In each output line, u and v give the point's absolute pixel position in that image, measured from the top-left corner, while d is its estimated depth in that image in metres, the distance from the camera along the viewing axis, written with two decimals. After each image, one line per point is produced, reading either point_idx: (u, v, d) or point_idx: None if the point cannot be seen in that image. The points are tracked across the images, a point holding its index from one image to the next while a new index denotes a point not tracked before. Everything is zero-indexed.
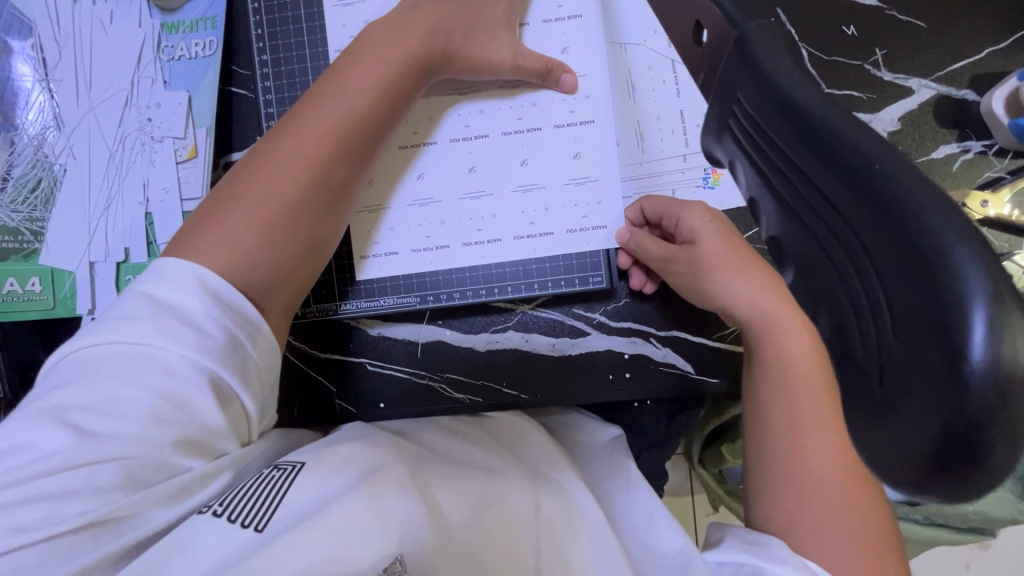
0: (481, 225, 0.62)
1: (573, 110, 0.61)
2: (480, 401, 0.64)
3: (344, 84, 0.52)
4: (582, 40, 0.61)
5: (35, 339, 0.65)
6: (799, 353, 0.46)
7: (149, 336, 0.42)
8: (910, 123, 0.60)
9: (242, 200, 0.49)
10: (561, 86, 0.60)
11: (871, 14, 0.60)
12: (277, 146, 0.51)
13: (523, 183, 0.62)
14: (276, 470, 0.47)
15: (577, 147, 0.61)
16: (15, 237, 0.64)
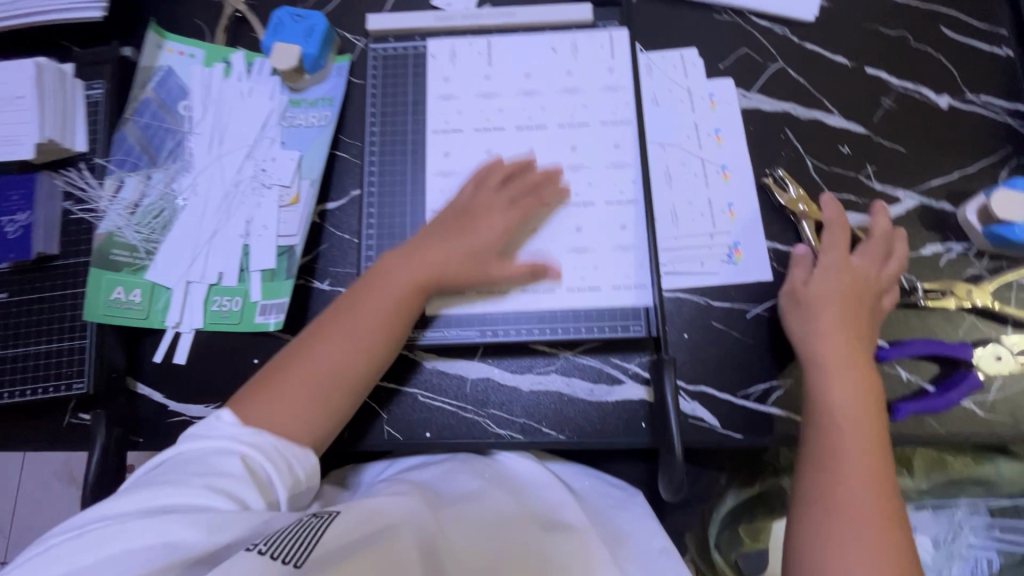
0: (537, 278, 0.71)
1: (624, 189, 0.73)
2: (519, 438, 0.69)
3: (380, 295, 0.64)
4: (629, 140, 0.74)
5: (119, 345, 0.71)
6: (853, 404, 0.59)
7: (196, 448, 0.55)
8: (900, 224, 0.72)
9: (288, 378, 0.60)
10: (613, 171, 0.74)
11: (861, 138, 0.75)
12: (319, 342, 0.62)
13: (578, 245, 0.72)
14: (313, 517, 0.52)
15: (623, 221, 0.72)
16: (131, 254, 0.72)
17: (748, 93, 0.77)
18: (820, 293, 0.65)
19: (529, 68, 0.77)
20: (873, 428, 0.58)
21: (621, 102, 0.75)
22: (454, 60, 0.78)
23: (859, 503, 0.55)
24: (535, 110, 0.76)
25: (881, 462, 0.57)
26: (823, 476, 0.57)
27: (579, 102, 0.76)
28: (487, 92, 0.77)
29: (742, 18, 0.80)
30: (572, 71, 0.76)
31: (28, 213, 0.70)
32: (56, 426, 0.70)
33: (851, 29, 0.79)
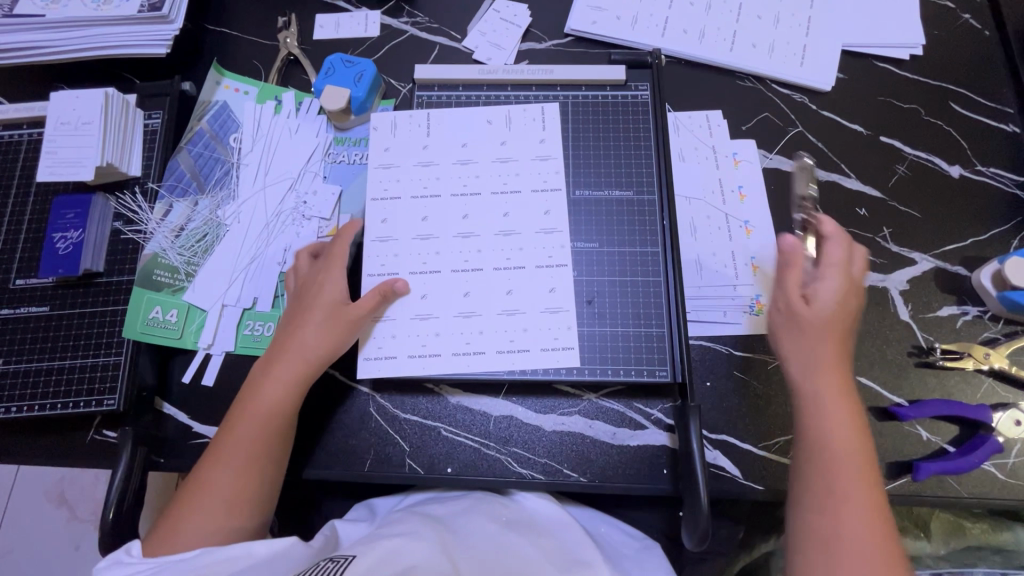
0: (469, 341, 0.70)
1: (550, 254, 0.72)
2: (540, 478, 0.69)
3: (261, 411, 0.63)
4: (560, 209, 0.74)
5: (150, 363, 0.72)
6: (834, 422, 0.56)
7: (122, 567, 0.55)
8: (917, 286, 0.75)
9: (191, 509, 0.59)
10: (544, 239, 0.73)
11: (877, 202, 0.79)
12: (213, 468, 0.61)
13: (509, 309, 0.71)
14: (330, 562, 0.55)
15: (551, 288, 0.71)
16: (172, 274, 0.74)
17: (769, 154, 0.81)
18: (810, 322, 0.59)
19: (503, 139, 0.78)
20: (867, 467, 0.54)
21: (548, 173, 0.76)
22: (442, 126, 0.79)
23: (863, 551, 0.50)
24: (494, 179, 0.76)
25: (879, 500, 0.53)
26: (823, 520, 0.52)
27: (520, 172, 0.76)
28: (463, 158, 0.77)
29: (764, 84, 0.85)
30: (529, 142, 0.77)
31: (80, 230, 0.72)
32: (79, 442, 0.70)
33: (867, 100, 0.84)
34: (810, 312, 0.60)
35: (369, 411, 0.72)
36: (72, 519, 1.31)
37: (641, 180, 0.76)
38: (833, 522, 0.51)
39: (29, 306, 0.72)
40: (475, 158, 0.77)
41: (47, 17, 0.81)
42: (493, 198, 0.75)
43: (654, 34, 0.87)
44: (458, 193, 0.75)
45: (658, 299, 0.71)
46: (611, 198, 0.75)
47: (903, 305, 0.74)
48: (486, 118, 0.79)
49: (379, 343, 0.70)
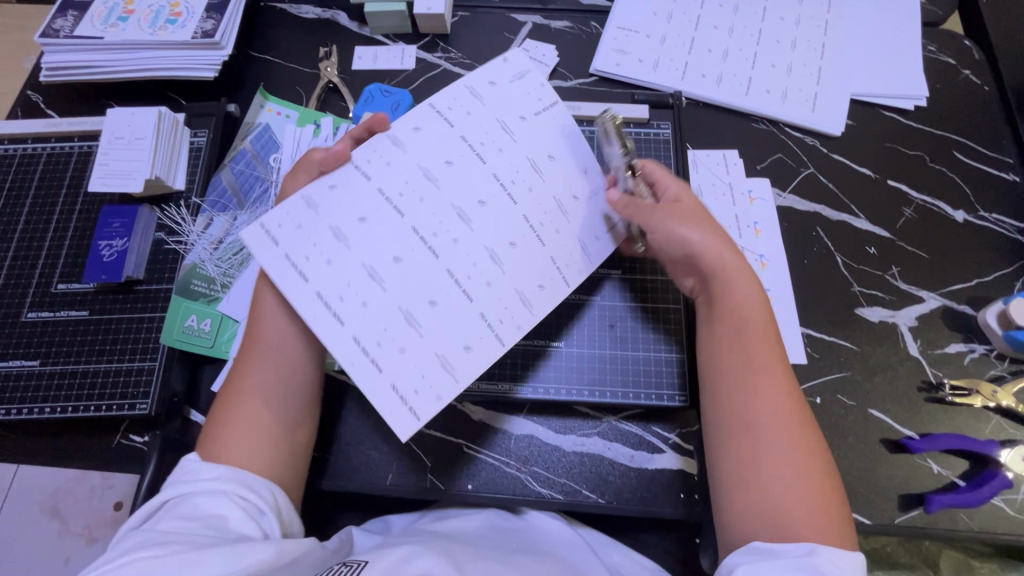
0: (343, 311, 0.56)
1: (495, 321, 0.58)
2: (559, 498, 0.70)
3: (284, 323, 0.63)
4: (553, 290, 0.61)
5: (182, 371, 0.74)
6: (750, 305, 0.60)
7: (177, 489, 0.52)
8: (925, 323, 0.78)
9: (230, 418, 0.58)
10: (509, 296, 0.59)
11: (886, 241, 0.82)
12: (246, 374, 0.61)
13: (400, 324, 0.56)
14: (343, 566, 0.54)
15: (472, 336, 0.57)
16: (209, 285, 0.77)
17: (783, 193, 0.86)
18: (689, 214, 0.65)
19: (575, 190, 0.64)
20: (768, 332, 0.59)
21: (574, 255, 0.63)
22: (558, 134, 0.65)
23: (772, 411, 0.55)
24: (530, 198, 0.62)
25: (779, 356, 0.58)
26: (740, 401, 0.56)
27: (553, 219, 0.63)
28: (530, 164, 0.63)
29: (778, 127, 0.90)
30: (597, 218, 0.65)
31: (125, 239, 0.75)
32: (107, 446, 0.72)
33: (875, 146, 0.89)
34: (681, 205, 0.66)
35: (393, 425, 0.73)
36: None
37: None
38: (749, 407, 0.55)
39: (69, 310, 0.75)
40: (532, 175, 0.63)
41: (105, 40, 0.86)
42: (514, 217, 0.61)
43: (675, 77, 0.92)
44: (491, 180, 0.62)
45: (677, 325, 0.74)
46: None
47: (913, 340, 0.77)
48: (582, 166, 0.65)
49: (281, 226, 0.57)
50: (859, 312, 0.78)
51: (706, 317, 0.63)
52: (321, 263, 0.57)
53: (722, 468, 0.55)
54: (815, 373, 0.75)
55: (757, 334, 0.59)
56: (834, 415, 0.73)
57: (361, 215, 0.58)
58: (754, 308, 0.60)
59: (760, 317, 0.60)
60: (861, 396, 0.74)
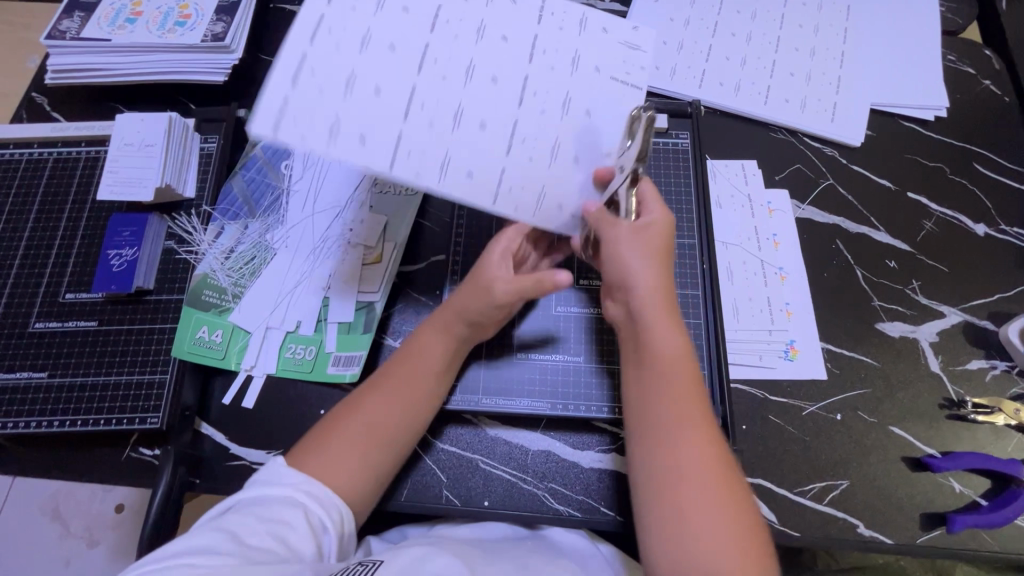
0: (317, 36, 0.49)
1: (410, 154, 0.53)
2: (578, 515, 0.69)
3: (423, 366, 0.64)
4: (478, 190, 0.56)
5: (191, 382, 0.72)
6: (667, 344, 0.58)
7: (256, 489, 0.54)
8: (947, 338, 0.77)
9: (342, 439, 0.59)
10: (438, 153, 0.54)
11: (906, 255, 0.81)
12: (370, 400, 0.61)
13: (342, 84, 0.50)
14: (358, 565, 0.51)
15: (372, 135, 0.52)
16: (220, 295, 0.75)
17: (801, 205, 0.85)
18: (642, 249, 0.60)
19: (579, 154, 0.60)
20: (692, 380, 0.58)
21: (523, 190, 0.59)
22: (613, 112, 0.61)
23: (696, 463, 0.53)
24: (535, 130, 0.58)
25: (700, 401, 0.57)
26: (659, 447, 0.55)
27: (541, 156, 0.59)
28: (561, 103, 0.59)
29: (796, 137, 0.89)
30: (583, 191, 0.62)
31: (135, 248, 0.74)
32: (116, 459, 0.71)
33: (894, 157, 0.88)
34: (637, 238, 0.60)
35: None
36: (65, 534, 1.22)
37: (683, 224, 0.78)
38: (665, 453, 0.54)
39: (77, 320, 0.73)
40: (549, 114, 0.59)
41: (113, 42, 0.84)
42: (505, 121, 0.57)
43: (692, 85, 0.91)
44: (526, 96, 0.58)
45: (698, 340, 0.72)
46: None
47: (934, 355, 0.76)
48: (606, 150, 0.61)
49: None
50: (880, 327, 0.77)
51: (629, 365, 0.61)
52: (396, 9, 0.53)
53: (648, 525, 0.53)
54: (835, 389, 0.74)
55: (671, 376, 0.57)
56: (855, 432, 0.72)
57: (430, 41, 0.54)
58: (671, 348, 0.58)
59: (678, 360, 0.58)
60: (882, 412, 0.73)
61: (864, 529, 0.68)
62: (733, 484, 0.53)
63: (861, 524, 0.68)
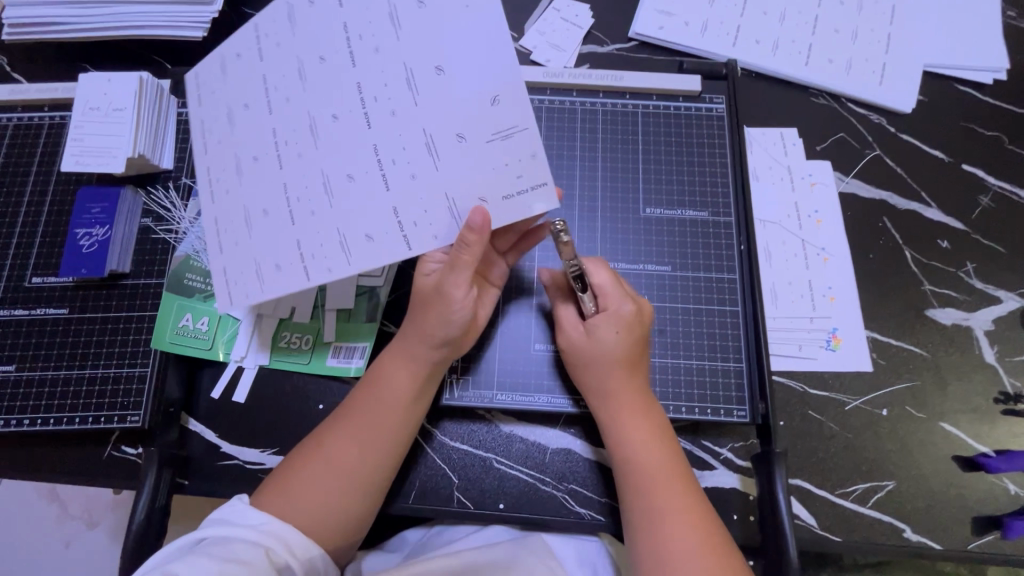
0: (213, 194, 0.54)
1: (319, 253, 0.53)
2: (602, 520, 0.63)
3: (387, 398, 0.58)
4: (387, 245, 0.53)
5: (175, 374, 0.66)
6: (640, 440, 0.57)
7: (217, 528, 0.51)
8: (1003, 326, 0.70)
9: (306, 480, 0.55)
10: (329, 233, 0.53)
11: (960, 234, 0.74)
12: (335, 437, 0.57)
13: (237, 221, 0.53)
14: None
15: (275, 254, 0.53)
16: (205, 279, 0.67)
17: (845, 178, 0.77)
18: (587, 356, 0.60)
19: (462, 129, 0.53)
20: (674, 468, 0.56)
21: (411, 197, 0.53)
22: (472, 60, 0.52)
23: (691, 555, 0.51)
24: (398, 132, 0.53)
25: (688, 490, 0.55)
26: (651, 543, 0.53)
27: (414, 153, 0.53)
28: (410, 84, 0.53)
29: (840, 103, 0.80)
30: (481, 158, 0.53)
31: (107, 227, 0.66)
32: (96, 457, 0.65)
33: (948, 126, 0.79)
34: (592, 347, 0.60)
35: (416, 439, 0.66)
36: (61, 516, 1.09)
37: (718, 201, 0.71)
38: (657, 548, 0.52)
39: (47, 307, 0.67)
40: (410, 108, 0.53)
41: None
42: (367, 152, 0.53)
43: (725, 43, 0.81)
44: (379, 101, 0.53)
45: (735, 331, 0.66)
46: (685, 219, 0.70)
47: (989, 345, 0.69)
48: (490, 95, 0.52)
49: (210, 74, 0.55)
50: (930, 314, 0.70)
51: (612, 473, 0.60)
52: (232, 59, 0.55)
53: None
54: (881, 382, 0.68)
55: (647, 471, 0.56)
56: (902, 429, 0.66)
57: (266, 73, 0.54)
58: (643, 442, 0.57)
59: (653, 454, 0.56)
60: (932, 407, 0.67)
61: (912, 534, 0.62)
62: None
63: (908, 529, 0.63)
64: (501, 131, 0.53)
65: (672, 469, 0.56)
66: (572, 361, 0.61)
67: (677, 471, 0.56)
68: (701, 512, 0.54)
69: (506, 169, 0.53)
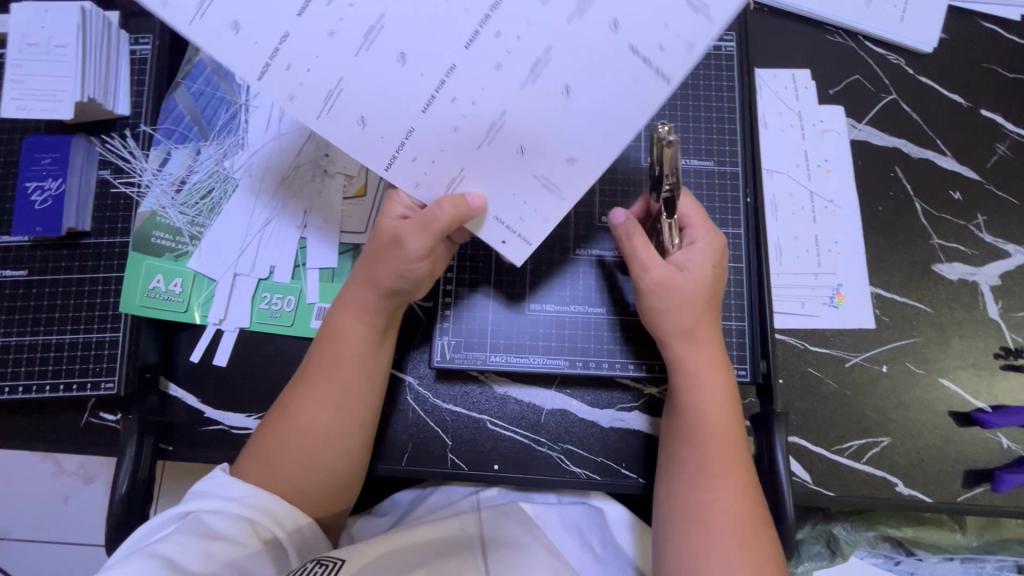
0: None
1: (292, 69, 0.42)
2: (597, 479, 0.62)
3: (347, 350, 0.55)
4: (368, 144, 0.45)
5: (149, 338, 0.62)
6: (710, 390, 0.55)
7: (200, 500, 0.49)
8: (1009, 281, 0.68)
9: (278, 445, 0.53)
10: (325, 78, 0.42)
11: (973, 185, 0.71)
12: (300, 402, 0.54)
13: None
14: (316, 564, 0.45)
15: (255, 26, 0.40)
16: (174, 237, 0.64)
17: (858, 125, 0.72)
18: (680, 300, 0.54)
19: (528, 144, 0.45)
20: (735, 427, 0.55)
21: (428, 139, 0.45)
22: (591, 110, 0.43)
23: (728, 509, 0.51)
24: (475, 80, 0.43)
25: (739, 452, 0.53)
26: (696, 492, 0.52)
27: (473, 112, 0.44)
28: (532, 64, 0.42)
29: (856, 41, 0.74)
30: (518, 182, 0.47)
31: (60, 180, 0.61)
32: (73, 425, 0.62)
33: (971, 66, 0.73)
34: (686, 283, 0.54)
35: (404, 397, 0.64)
36: (56, 475, 1.01)
37: (724, 149, 0.66)
38: (698, 500, 0.51)
39: (4, 270, 0.62)
40: (511, 76, 0.43)
41: None
42: (429, 68, 0.42)
43: None
44: (501, 34, 0.41)
45: (739, 289, 0.63)
46: (689, 169, 0.66)
47: (993, 301, 0.68)
48: (570, 152, 0.45)
49: None
50: (937, 269, 0.68)
51: (666, 422, 0.57)
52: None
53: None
54: (883, 339, 0.66)
55: (710, 422, 0.54)
56: (901, 385, 0.65)
57: None
58: (714, 392, 0.55)
59: (723, 402, 0.55)
60: (932, 364, 0.66)
61: (903, 488, 0.63)
62: (763, 532, 0.50)
63: (900, 483, 0.63)
64: (551, 182, 0.46)
65: (733, 425, 0.54)
66: (648, 312, 0.56)
67: (734, 433, 0.54)
68: (747, 478, 0.52)
69: (526, 207, 0.48)
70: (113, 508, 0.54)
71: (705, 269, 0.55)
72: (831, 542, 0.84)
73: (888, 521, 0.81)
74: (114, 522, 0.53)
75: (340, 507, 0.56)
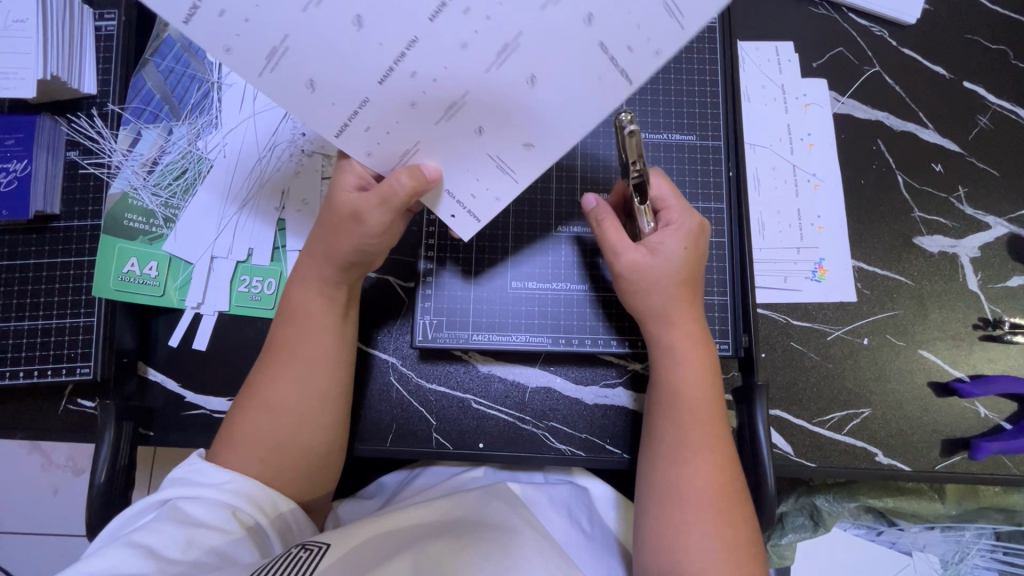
0: None
1: (227, 15, 0.38)
2: (582, 455, 0.62)
3: (317, 329, 0.55)
4: (318, 112, 0.43)
5: (125, 323, 0.61)
6: (683, 365, 0.55)
7: (179, 489, 0.49)
8: (989, 252, 0.68)
9: (251, 429, 0.52)
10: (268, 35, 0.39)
11: (954, 157, 0.71)
12: (270, 384, 0.53)
13: None
14: (301, 550, 0.45)
15: None
16: (148, 220, 0.62)
17: (841, 98, 0.72)
18: (651, 274, 0.54)
19: (486, 124, 0.44)
20: (711, 402, 0.54)
21: (383, 111, 0.44)
22: (550, 107, 0.43)
23: (702, 485, 0.51)
24: (437, 58, 0.41)
25: (714, 426, 0.54)
26: (671, 468, 0.52)
27: (432, 92, 0.43)
28: (500, 47, 0.40)
29: (840, 13, 0.73)
30: (476, 164, 0.48)
31: (25, 161, 0.59)
32: (52, 413, 0.61)
33: (952, 38, 0.73)
34: (658, 263, 0.54)
35: (388, 378, 0.64)
36: (46, 465, 1.00)
37: (706, 123, 0.66)
38: (672, 475, 0.52)
39: None
40: (474, 57, 0.41)
41: None
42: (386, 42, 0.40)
43: None
44: (470, 10, 0.38)
45: (721, 264, 0.63)
46: (671, 143, 0.65)
47: (972, 272, 0.68)
48: (526, 138, 0.45)
49: None
50: (917, 242, 0.69)
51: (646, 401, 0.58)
52: None
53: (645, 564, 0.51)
54: (865, 312, 0.67)
55: (682, 396, 0.54)
56: (881, 357, 0.66)
57: None
58: (687, 368, 0.55)
59: (695, 379, 0.55)
60: (913, 336, 0.66)
61: (884, 459, 0.64)
62: (739, 504, 0.51)
63: (880, 454, 0.64)
64: (504, 163, 0.47)
65: (708, 400, 0.54)
66: (629, 286, 0.55)
67: (709, 408, 0.54)
68: (722, 453, 0.53)
69: (478, 183, 0.49)
70: (93, 494, 0.53)
71: (677, 241, 0.54)
72: (814, 514, 0.86)
73: (871, 492, 0.82)
74: (94, 508, 0.52)
75: (319, 488, 0.56)
